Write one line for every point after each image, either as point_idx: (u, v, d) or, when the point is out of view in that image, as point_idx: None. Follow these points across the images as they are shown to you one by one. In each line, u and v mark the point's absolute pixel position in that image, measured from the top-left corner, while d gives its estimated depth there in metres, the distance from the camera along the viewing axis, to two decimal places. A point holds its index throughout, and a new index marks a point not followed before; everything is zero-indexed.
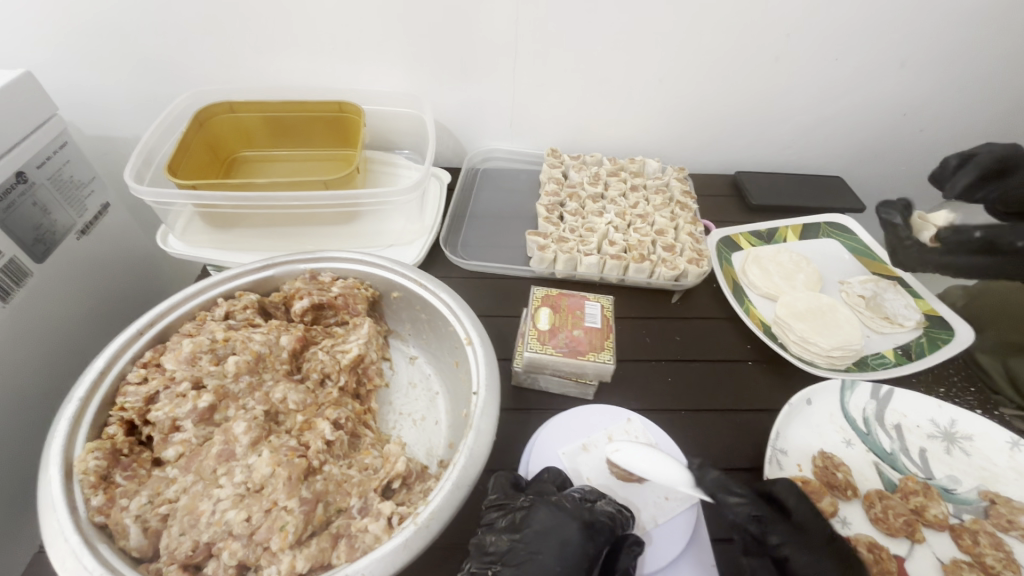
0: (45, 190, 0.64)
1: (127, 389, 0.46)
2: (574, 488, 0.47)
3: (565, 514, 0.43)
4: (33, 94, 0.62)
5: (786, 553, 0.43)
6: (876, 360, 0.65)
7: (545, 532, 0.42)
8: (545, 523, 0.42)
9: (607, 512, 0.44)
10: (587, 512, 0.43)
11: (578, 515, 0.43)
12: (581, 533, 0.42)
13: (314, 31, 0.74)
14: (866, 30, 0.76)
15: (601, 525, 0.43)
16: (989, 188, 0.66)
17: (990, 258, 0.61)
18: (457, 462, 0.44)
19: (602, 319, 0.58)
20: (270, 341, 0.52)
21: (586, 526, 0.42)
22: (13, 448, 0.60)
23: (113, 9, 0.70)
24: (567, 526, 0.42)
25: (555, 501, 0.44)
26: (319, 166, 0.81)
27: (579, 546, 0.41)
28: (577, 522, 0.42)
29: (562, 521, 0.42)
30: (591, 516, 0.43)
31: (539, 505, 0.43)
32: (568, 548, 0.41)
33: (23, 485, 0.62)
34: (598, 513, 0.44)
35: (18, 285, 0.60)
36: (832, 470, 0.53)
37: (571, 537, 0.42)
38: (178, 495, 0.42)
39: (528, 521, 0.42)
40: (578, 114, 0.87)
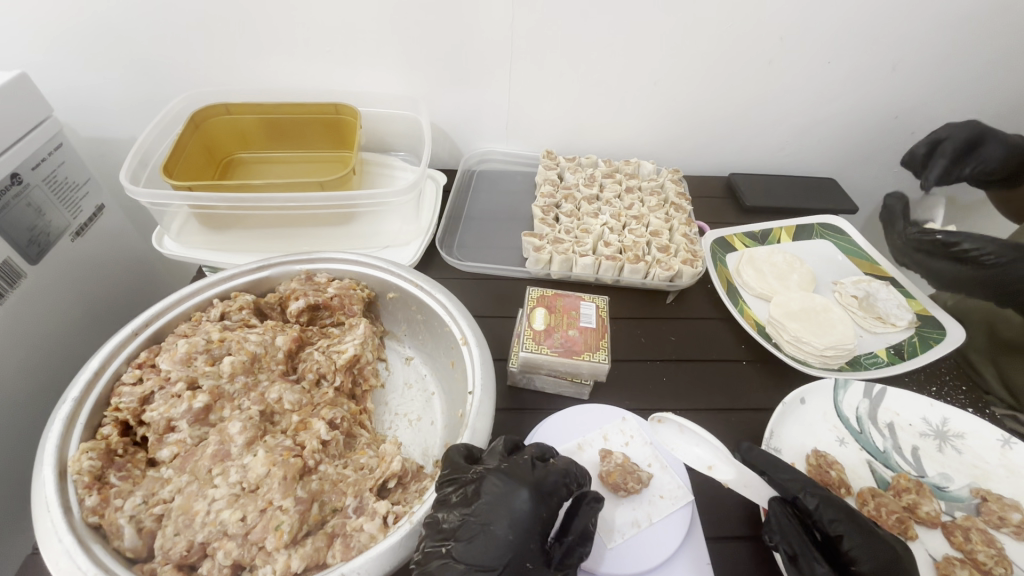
0: (40, 191, 0.64)
1: (121, 389, 0.46)
2: (526, 449, 0.45)
3: (517, 482, 0.40)
4: (30, 95, 0.62)
5: (840, 531, 0.45)
6: (869, 360, 0.66)
7: (495, 501, 0.39)
8: (495, 492, 0.40)
9: (558, 477, 0.42)
10: (538, 478, 0.41)
11: (530, 480, 0.41)
12: (532, 496, 0.40)
13: (311, 32, 0.75)
14: (859, 32, 0.77)
15: (553, 483, 0.41)
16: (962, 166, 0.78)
17: (957, 266, 0.68)
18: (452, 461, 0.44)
19: (598, 318, 0.58)
20: (265, 341, 0.52)
21: (537, 491, 0.40)
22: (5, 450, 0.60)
23: (109, 10, 0.70)
24: (515, 494, 0.40)
25: (508, 466, 0.42)
26: (315, 168, 0.81)
27: (530, 507, 0.39)
28: (528, 487, 0.40)
29: (512, 486, 0.40)
30: (541, 479, 0.41)
31: (494, 472, 0.41)
32: (523, 515, 0.39)
33: (13, 488, 0.61)
34: (550, 474, 0.42)
35: (13, 287, 0.60)
36: (830, 464, 0.53)
37: (521, 505, 0.39)
38: (173, 496, 0.41)
39: (478, 494, 0.40)
40: (574, 117, 0.88)
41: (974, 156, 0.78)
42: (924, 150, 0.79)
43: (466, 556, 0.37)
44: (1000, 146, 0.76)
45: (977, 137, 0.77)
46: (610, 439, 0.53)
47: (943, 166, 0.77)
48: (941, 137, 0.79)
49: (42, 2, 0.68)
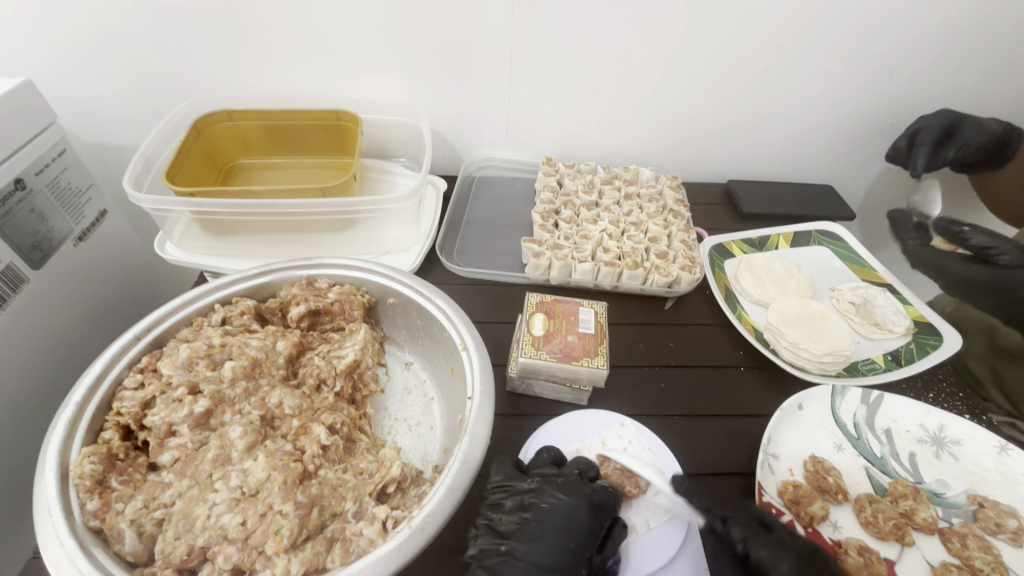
0: (43, 196, 0.65)
1: (123, 394, 0.46)
2: (571, 463, 0.50)
3: (577, 496, 0.45)
4: (34, 102, 0.63)
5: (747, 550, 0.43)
6: (866, 366, 0.66)
7: (553, 512, 0.44)
8: (556, 505, 0.44)
9: (607, 491, 0.47)
10: (590, 491, 0.46)
11: (587, 496, 0.46)
12: (589, 511, 0.45)
13: (313, 40, 0.76)
14: (854, 41, 0.78)
15: (606, 497, 0.47)
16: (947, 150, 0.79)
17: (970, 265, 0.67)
18: (452, 467, 0.44)
19: (596, 324, 0.59)
20: (266, 346, 0.52)
21: (592, 506, 0.45)
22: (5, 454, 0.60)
23: (114, 18, 0.71)
24: (576, 506, 0.45)
25: (564, 482, 0.46)
26: (316, 174, 0.82)
27: (588, 521, 0.45)
28: (585, 504, 0.45)
29: (572, 502, 0.45)
30: (594, 493, 0.46)
31: (554, 487, 0.45)
32: (582, 529, 0.44)
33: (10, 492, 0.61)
34: (601, 489, 0.47)
35: (15, 292, 0.61)
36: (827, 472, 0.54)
37: (579, 516, 0.44)
38: (174, 500, 0.42)
39: (535, 502, 0.44)
40: (573, 123, 0.89)
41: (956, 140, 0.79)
42: (906, 143, 0.82)
43: (526, 556, 0.42)
44: (975, 131, 0.79)
45: (954, 124, 0.79)
46: (607, 445, 0.53)
47: (926, 151, 0.78)
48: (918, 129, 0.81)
49: (48, 10, 0.69)
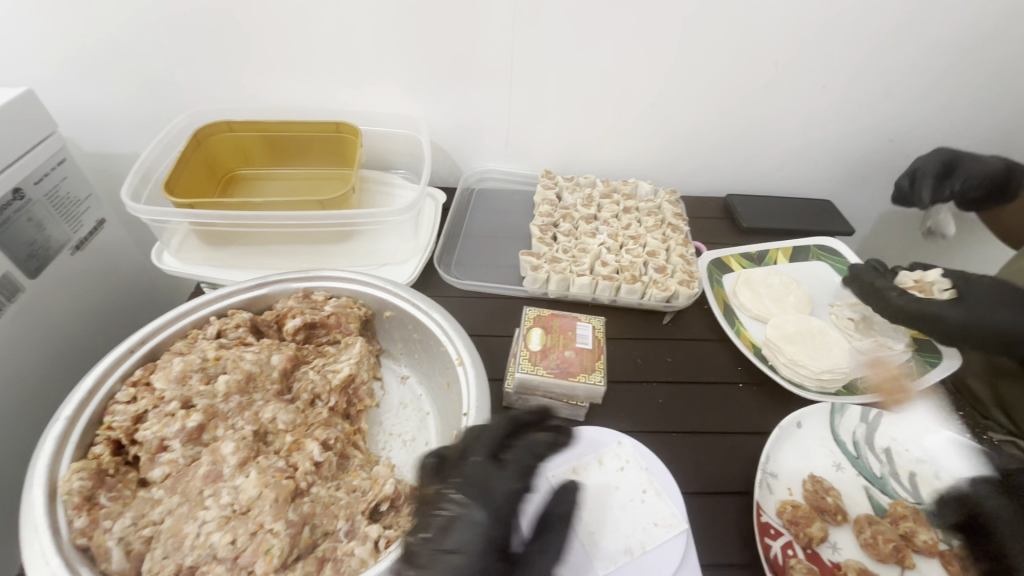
0: (41, 206, 0.67)
1: (115, 408, 0.46)
2: (477, 446, 0.45)
3: (482, 504, 0.41)
4: (32, 113, 0.65)
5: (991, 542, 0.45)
6: (865, 384, 0.66)
7: (455, 525, 0.40)
8: (455, 511, 0.41)
9: (512, 486, 0.43)
10: (494, 491, 0.42)
11: (489, 499, 0.42)
12: (488, 516, 0.41)
13: (315, 52, 0.76)
14: (850, 59, 0.79)
15: (511, 494, 0.42)
16: (951, 183, 0.79)
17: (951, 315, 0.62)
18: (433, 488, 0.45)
19: (594, 339, 0.58)
20: (261, 360, 0.51)
21: (494, 509, 0.41)
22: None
23: (118, 31, 0.72)
24: (476, 514, 0.41)
25: (463, 479, 0.42)
26: (315, 185, 0.82)
27: (488, 529, 0.40)
28: (483, 508, 0.41)
29: (469, 510, 0.41)
30: (495, 492, 0.42)
31: (455, 489, 0.42)
32: (480, 541, 0.40)
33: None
34: (503, 485, 0.43)
35: (11, 300, 0.62)
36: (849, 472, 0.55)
37: (479, 525, 0.40)
38: (163, 517, 0.41)
39: (439, 511, 0.41)
40: (572, 136, 0.89)
41: (957, 175, 0.79)
42: (907, 181, 0.82)
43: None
44: (978, 169, 0.78)
45: (953, 160, 0.80)
46: (604, 464, 0.52)
47: (930, 188, 0.79)
48: (916, 168, 0.81)
49: (54, 23, 0.70)
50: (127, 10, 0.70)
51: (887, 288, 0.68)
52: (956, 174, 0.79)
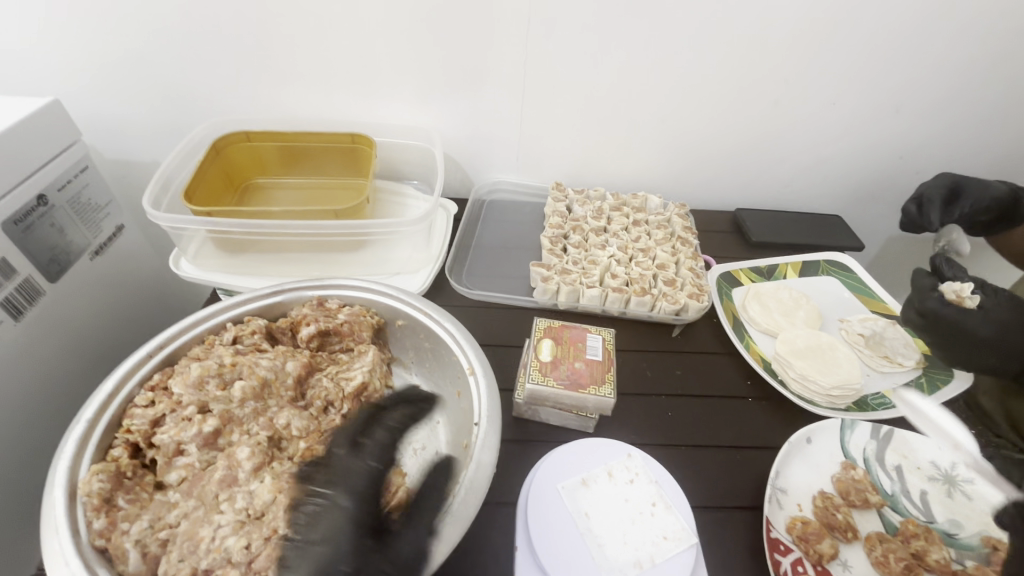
0: (63, 212, 0.70)
1: (134, 411, 0.47)
2: (336, 441, 0.47)
3: (344, 483, 0.43)
4: (57, 121, 0.68)
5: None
6: (876, 400, 0.65)
7: (325, 519, 0.41)
8: (322, 502, 0.42)
9: (372, 465, 0.45)
10: (354, 474, 0.44)
11: (352, 483, 0.43)
12: (354, 499, 0.42)
13: (333, 65, 0.78)
14: (857, 77, 0.80)
15: (368, 474, 0.44)
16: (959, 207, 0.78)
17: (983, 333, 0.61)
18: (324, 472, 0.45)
19: (604, 351, 0.59)
20: (276, 366, 0.52)
21: (357, 492, 0.43)
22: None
23: (144, 44, 0.74)
24: (339, 503, 0.42)
25: (327, 475, 0.44)
26: (329, 195, 0.83)
27: (355, 509, 0.41)
28: (348, 491, 0.42)
29: (333, 498, 0.42)
30: (357, 476, 0.44)
31: (321, 484, 0.43)
32: (348, 520, 0.41)
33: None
34: (361, 468, 0.45)
35: (30, 304, 0.65)
36: (847, 493, 0.54)
37: (347, 510, 0.41)
38: (180, 520, 0.42)
39: (309, 506, 0.42)
40: (583, 149, 0.90)
41: (964, 199, 0.78)
42: (915, 208, 0.80)
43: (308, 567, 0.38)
44: (982, 195, 0.77)
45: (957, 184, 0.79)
46: (613, 476, 0.51)
47: (940, 211, 0.77)
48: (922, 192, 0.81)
49: (82, 37, 0.73)
50: (153, 24, 0.72)
51: (928, 295, 0.66)
52: (963, 198, 0.79)
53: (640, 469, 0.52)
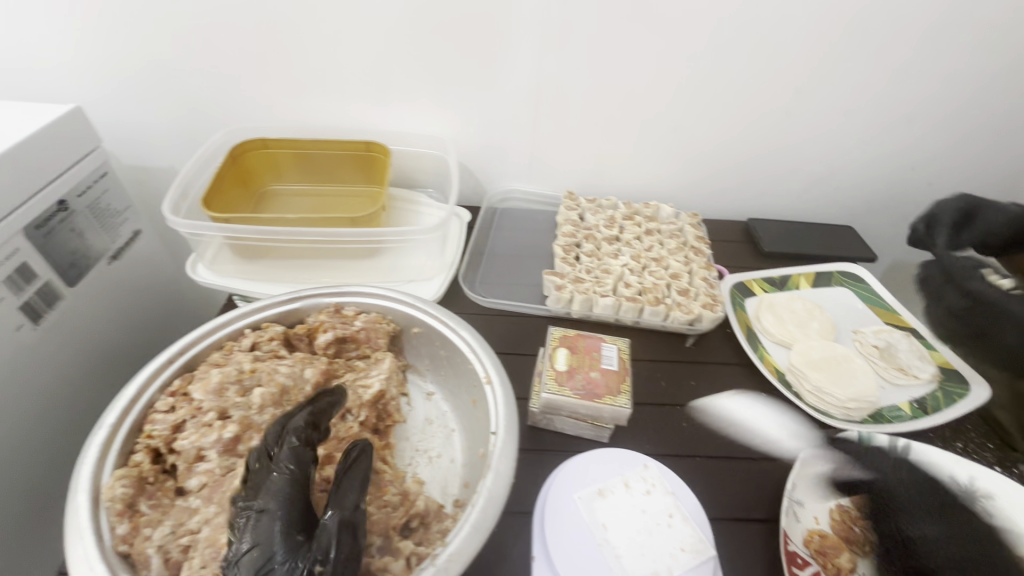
0: (82, 217, 0.71)
1: (155, 417, 0.47)
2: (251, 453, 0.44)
3: (268, 490, 0.40)
4: (78, 128, 0.69)
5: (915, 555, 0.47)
6: (892, 413, 0.65)
7: (256, 532, 0.38)
8: (251, 516, 0.39)
9: (288, 468, 0.41)
10: (273, 482, 0.41)
11: (274, 490, 0.40)
12: (280, 506, 0.39)
13: (349, 74, 0.79)
14: (870, 89, 0.80)
15: (290, 476, 0.41)
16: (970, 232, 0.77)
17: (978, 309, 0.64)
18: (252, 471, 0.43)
19: (620, 360, 0.59)
20: (295, 373, 0.52)
21: (282, 497, 0.40)
22: (5, 467, 0.61)
23: (164, 53, 0.76)
24: (265, 515, 0.39)
25: (249, 491, 0.41)
26: (344, 202, 0.83)
27: (285, 514, 0.39)
28: (273, 499, 0.40)
29: (261, 508, 0.39)
30: (278, 482, 0.41)
31: (246, 496, 0.40)
32: (279, 528, 0.38)
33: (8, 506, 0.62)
34: (276, 474, 0.41)
35: (49, 308, 0.66)
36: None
37: (275, 521, 0.38)
38: (201, 527, 0.41)
39: (237, 524, 0.39)
40: (595, 159, 0.90)
41: (976, 223, 0.77)
42: (924, 228, 0.79)
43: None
44: (999, 213, 0.76)
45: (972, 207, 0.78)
46: (630, 487, 0.51)
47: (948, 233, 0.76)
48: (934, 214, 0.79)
49: (105, 46, 0.74)
50: (175, 33, 0.74)
51: (973, 275, 0.65)
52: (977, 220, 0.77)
53: (657, 479, 0.52)
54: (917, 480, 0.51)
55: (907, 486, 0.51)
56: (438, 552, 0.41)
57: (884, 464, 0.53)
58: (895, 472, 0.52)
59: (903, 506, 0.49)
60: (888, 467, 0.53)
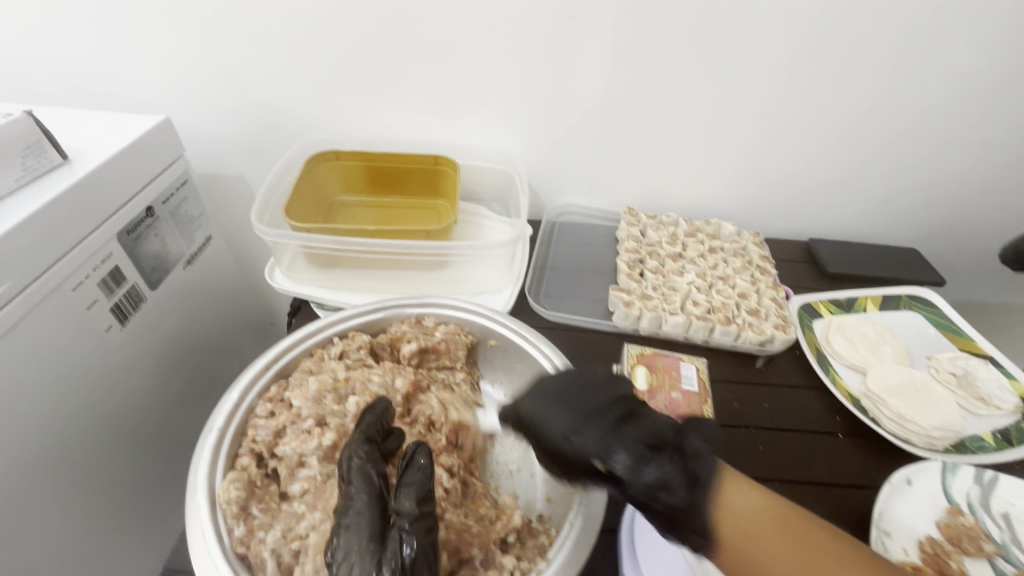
0: (165, 223, 0.73)
1: (257, 422, 0.49)
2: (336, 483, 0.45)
3: (353, 507, 0.41)
4: (167, 137, 0.71)
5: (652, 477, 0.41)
6: (975, 443, 0.64)
7: (347, 553, 0.39)
8: (341, 537, 0.40)
9: (364, 489, 0.42)
10: (351, 503, 0.42)
11: (357, 511, 0.41)
12: (363, 525, 0.40)
13: (421, 90, 0.81)
14: (945, 112, 0.79)
15: (368, 494, 0.42)
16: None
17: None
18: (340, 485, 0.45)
19: (698, 380, 0.63)
20: (387, 383, 0.54)
21: (363, 517, 0.41)
22: (96, 460, 0.64)
23: (248, 68, 0.79)
24: (353, 536, 0.40)
25: (336, 517, 0.42)
26: (412, 214, 0.85)
27: (368, 532, 0.40)
28: (354, 521, 0.40)
29: (348, 530, 0.40)
30: (357, 504, 0.42)
31: (336, 521, 0.41)
32: (364, 542, 0.39)
33: (100, 501, 0.65)
34: (352, 497, 0.42)
35: (134, 310, 0.68)
36: (958, 538, 0.53)
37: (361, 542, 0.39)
38: (309, 532, 0.43)
39: (332, 547, 0.40)
40: (656, 176, 0.91)
41: None
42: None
43: None
44: None
45: None
46: None
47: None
48: None
49: (194, 61, 0.78)
50: (260, 50, 0.77)
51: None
52: None
53: None
54: (561, 378, 0.50)
55: (556, 404, 0.47)
56: (543, 568, 0.42)
57: (518, 397, 0.50)
58: (546, 384, 0.49)
59: (604, 408, 0.46)
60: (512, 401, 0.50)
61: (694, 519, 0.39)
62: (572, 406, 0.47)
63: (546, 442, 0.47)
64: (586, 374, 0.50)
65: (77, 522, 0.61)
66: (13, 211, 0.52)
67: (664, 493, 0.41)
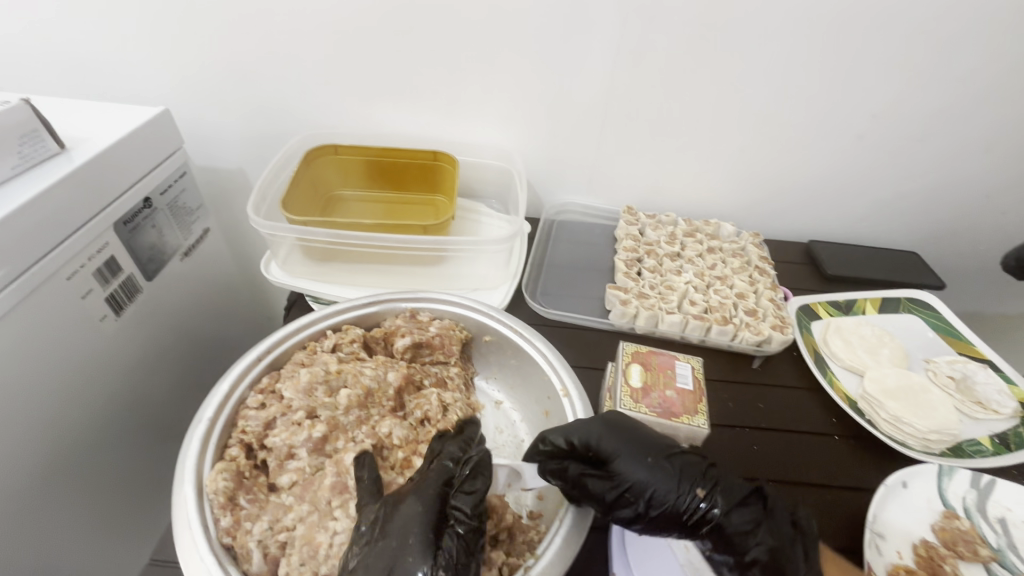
0: (162, 214, 0.73)
1: (248, 412, 0.48)
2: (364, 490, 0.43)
3: (401, 512, 0.40)
4: (166, 128, 0.71)
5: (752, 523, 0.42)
6: (972, 447, 0.63)
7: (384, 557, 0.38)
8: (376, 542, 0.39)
9: (423, 494, 0.41)
10: (398, 505, 0.41)
11: (403, 514, 0.40)
12: (416, 527, 0.39)
13: (422, 85, 0.81)
14: (949, 115, 0.78)
15: (422, 498, 0.41)
16: None
17: None
18: (327, 479, 0.45)
19: (694, 379, 0.59)
20: (379, 376, 0.53)
21: (422, 520, 0.39)
22: (86, 451, 0.63)
23: (248, 61, 0.78)
24: (410, 537, 0.38)
25: (377, 521, 0.40)
26: (410, 210, 0.85)
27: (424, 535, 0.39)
28: (410, 522, 0.39)
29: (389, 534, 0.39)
30: (414, 507, 0.40)
31: (370, 527, 0.40)
32: (418, 543, 0.38)
33: (89, 493, 0.64)
34: (394, 500, 0.41)
35: (130, 301, 0.68)
36: (954, 543, 0.52)
37: (415, 546, 0.38)
38: (296, 524, 0.43)
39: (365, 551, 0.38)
40: (656, 176, 0.90)
41: None
42: None
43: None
44: None
45: None
46: None
47: None
48: None
49: (193, 53, 0.77)
50: (260, 42, 0.76)
51: None
52: None
53: None
54: (615, 418, 0.49)
55: (627, 443, 0.46)
56: (531, 564, 0.42)
57: (592, 427, 0.48)
58: (619, 421, 0.48)
59: (678, 451, 0.46)
60: (583, 428, 0.48)
61: (806, 555, 0.42)
62: (656, 443, 0.46)
63: (617, 481, 0.44)
64: (636, 422, 0.49)
65: (69, 513, 0.61)
66: (9, 198, 0.52)
67: (771, 530, 0.42)
